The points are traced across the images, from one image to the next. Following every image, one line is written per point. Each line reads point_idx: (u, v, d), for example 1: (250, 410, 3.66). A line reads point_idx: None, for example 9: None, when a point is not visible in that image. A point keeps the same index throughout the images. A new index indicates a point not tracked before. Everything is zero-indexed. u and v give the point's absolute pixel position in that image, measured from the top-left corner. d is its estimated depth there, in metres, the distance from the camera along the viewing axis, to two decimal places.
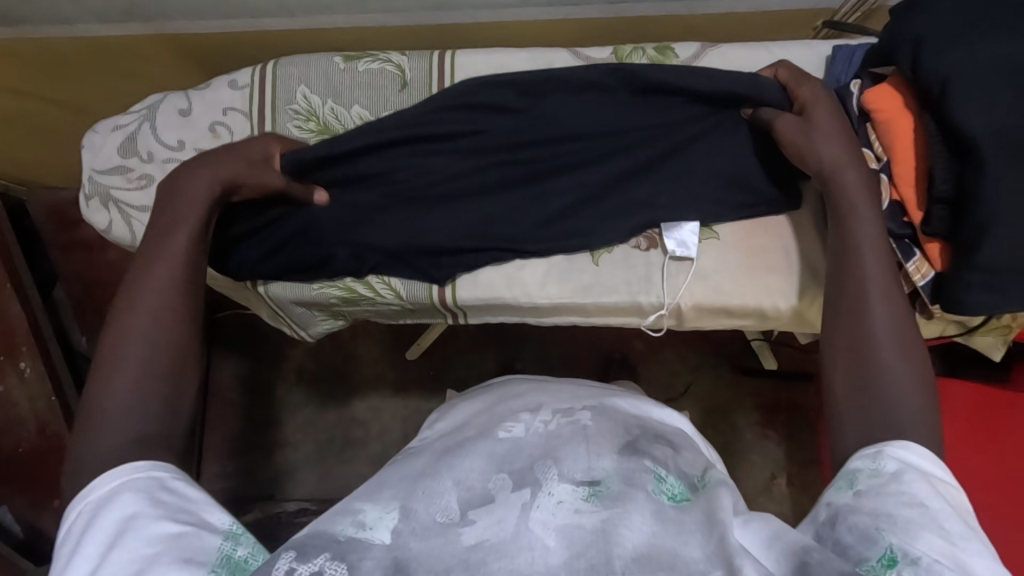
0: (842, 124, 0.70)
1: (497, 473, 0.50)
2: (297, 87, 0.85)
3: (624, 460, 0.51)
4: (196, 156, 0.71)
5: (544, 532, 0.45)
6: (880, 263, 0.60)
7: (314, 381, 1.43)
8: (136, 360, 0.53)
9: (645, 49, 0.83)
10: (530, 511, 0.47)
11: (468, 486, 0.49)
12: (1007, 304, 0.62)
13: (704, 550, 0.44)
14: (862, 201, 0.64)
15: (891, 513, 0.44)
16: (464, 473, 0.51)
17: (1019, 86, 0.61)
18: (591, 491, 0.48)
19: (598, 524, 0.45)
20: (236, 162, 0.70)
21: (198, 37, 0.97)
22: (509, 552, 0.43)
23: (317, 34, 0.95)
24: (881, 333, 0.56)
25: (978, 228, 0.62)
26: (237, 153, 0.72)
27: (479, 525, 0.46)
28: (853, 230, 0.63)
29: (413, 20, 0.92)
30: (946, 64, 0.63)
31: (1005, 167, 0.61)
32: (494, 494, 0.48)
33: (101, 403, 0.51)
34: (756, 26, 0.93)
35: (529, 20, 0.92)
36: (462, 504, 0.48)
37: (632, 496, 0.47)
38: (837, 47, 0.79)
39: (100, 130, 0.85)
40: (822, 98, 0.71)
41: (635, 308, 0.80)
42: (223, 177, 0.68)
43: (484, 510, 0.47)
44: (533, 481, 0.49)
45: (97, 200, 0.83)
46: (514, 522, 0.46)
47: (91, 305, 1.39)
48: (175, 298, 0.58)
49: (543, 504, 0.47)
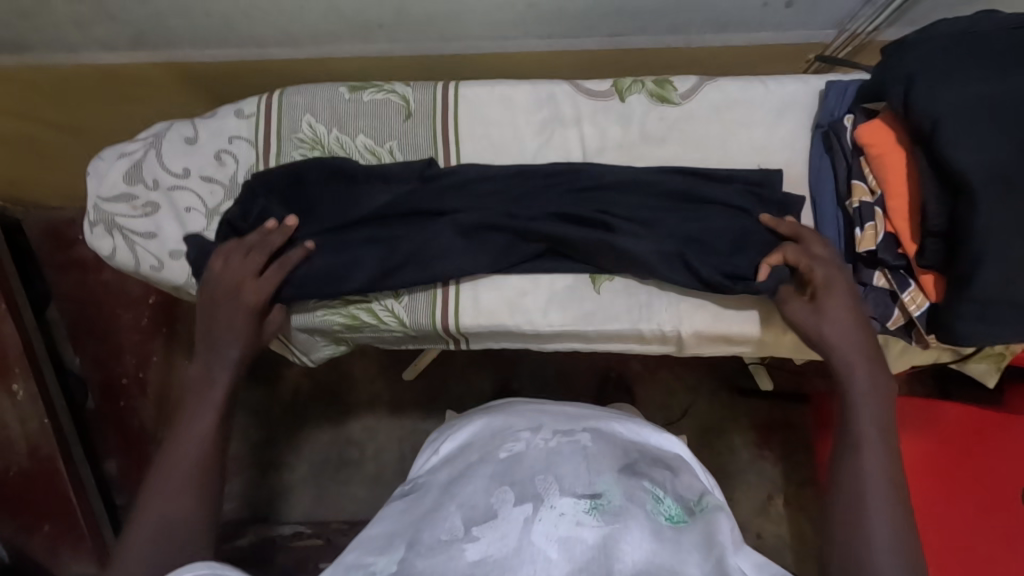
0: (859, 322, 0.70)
1: (499, 487, 0.52)
2: (302, 116, 0.86)
3: (625, 478, 0.53)
4: (206, 309, 0.76)
5: (546, 544, 0.46)
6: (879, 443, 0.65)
7: (310, 403, 1.42)
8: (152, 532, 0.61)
9: (645, 82, 0.84)
10: (533, 524, 0.47)
11: (472, 505, 0.50)
12: (999, 335, 0.64)
13: (700, 568, 0.45)
14: (863, 372, 0.68)
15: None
16: (467, 495, 0.52)
17: (1007, 127, 0.64)
18: (593, 504, 0.49)
19: (598, 539, 0.46)
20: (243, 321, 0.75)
21: (203, 64, 0.98)
22: (513, 566, 0.44)
23: (320, 64, 0.97)
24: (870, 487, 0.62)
25: (971, 261, 0.63)
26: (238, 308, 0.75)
27: (483, 542, 0.46)
28: (857, 416, 0.67)
29: (418, 50, 0.94)
30: (936, 104, 0.65)
31: (995, 204, 0.62)
32: (497, 509, 0.49)
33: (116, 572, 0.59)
34: (752, 59, 0.95)
35: (530, 51, 0.94)
36: (466, 520, 0.49)
37: (631, 511, 0.49)
38: (828, 82, 0.81)
39: (106, 157, 0.86)
40: (831, 286, 0.71)
41: (636, 335, 0.81)
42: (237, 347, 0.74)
43: (488, 527, 0.48)
44: (534, 494, 0.50)
45: (100, 226, 0.83)
46: (516, 536, 0.46)
47: (85, 325, 1.38)
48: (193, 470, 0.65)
49: (545, 517, 0.48)
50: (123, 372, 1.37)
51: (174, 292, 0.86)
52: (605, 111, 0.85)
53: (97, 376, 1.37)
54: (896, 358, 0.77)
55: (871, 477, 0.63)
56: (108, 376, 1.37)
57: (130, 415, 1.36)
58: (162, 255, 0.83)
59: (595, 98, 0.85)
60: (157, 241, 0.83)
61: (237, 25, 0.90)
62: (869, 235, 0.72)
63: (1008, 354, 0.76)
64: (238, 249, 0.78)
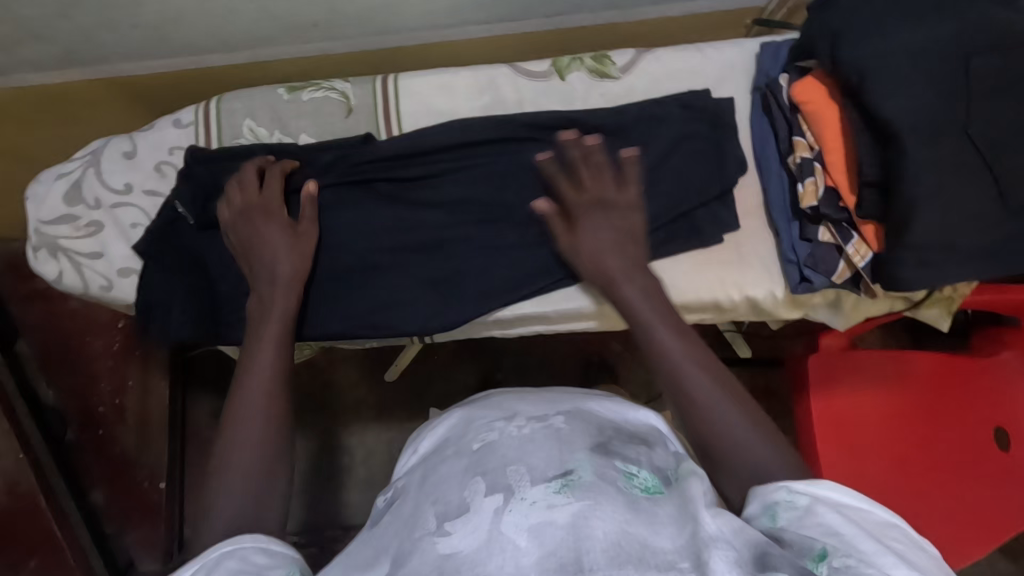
0: (623, 243, 0.70)
1: (471, 479, 0.51)
2: (243, 122, 0.85)
3: (596, 457, 0.52)
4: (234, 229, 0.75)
5: (516, 533, 0.45)
6: (702, 375, 0.60)
7: (293, 412, 1.41)
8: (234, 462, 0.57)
9: (583, 60, 0.84)
10: (503, 515, 0.47)
11: (446, 502, 0.50)
12: (941, 277, 0.65)
13: (674, 542, 0.44)
14: (661, 322, 0.64)
15: (829, 521, 0.46)
16: (443, 494, 0.52)
17: (929, 75, 0.65)
18: (564, 483, 0.48)
19: (569, 518, 0.45)
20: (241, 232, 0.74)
21: (142, 76, 0.96)
22: (480, 559, 0.44)
23: (261, 67, 0.95)
24: (734, 429, 0.57)
25: (905, 209, 0.64)
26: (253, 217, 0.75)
27: (454, 536, 0.47)
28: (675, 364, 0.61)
29: (356, 46, 0.93)
30: (861, 56, 0.66)
31: (925, 151, 0.64)
32: (469, 502, 0.49)
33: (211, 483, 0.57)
34: (691, 29, 0.95)
35: (470, 39, 0.93)
36: (440, 516, 0.49)
37: (602, 488, 0.48)
38: (762, 45, 0.82)
39: (44, 179, 0.84)
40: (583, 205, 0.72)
41: (595, 313, 0.81)
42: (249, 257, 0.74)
43: (460, 521, 0.48)
44: (505, 485, 0.49)
45: (44, 250, 0.82)
46: (485, 527, 0.46)
47: (54, 356, 1.36)
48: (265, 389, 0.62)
49: (515, 507, 0.47)
50: (99, 400, 1.35)
51: (128, 311, 0.84)
52: (548, 91, 0.84)
53: (73, 405, 1.35)
54: (851, 312, 0.79)
55: (728, 416, 0.58)
56: (84, 405, 1.35)
57: (111, 442, 1.34)
58: (110, 274, 0.82)
59: (536, 79, 0.85)
60: (104, 261, 0.82)
61: (170, 33, 0.87)
62: (810, 190, 0.72)
63: (957, 299, 0.78)
64: (239, 185, 0.77)
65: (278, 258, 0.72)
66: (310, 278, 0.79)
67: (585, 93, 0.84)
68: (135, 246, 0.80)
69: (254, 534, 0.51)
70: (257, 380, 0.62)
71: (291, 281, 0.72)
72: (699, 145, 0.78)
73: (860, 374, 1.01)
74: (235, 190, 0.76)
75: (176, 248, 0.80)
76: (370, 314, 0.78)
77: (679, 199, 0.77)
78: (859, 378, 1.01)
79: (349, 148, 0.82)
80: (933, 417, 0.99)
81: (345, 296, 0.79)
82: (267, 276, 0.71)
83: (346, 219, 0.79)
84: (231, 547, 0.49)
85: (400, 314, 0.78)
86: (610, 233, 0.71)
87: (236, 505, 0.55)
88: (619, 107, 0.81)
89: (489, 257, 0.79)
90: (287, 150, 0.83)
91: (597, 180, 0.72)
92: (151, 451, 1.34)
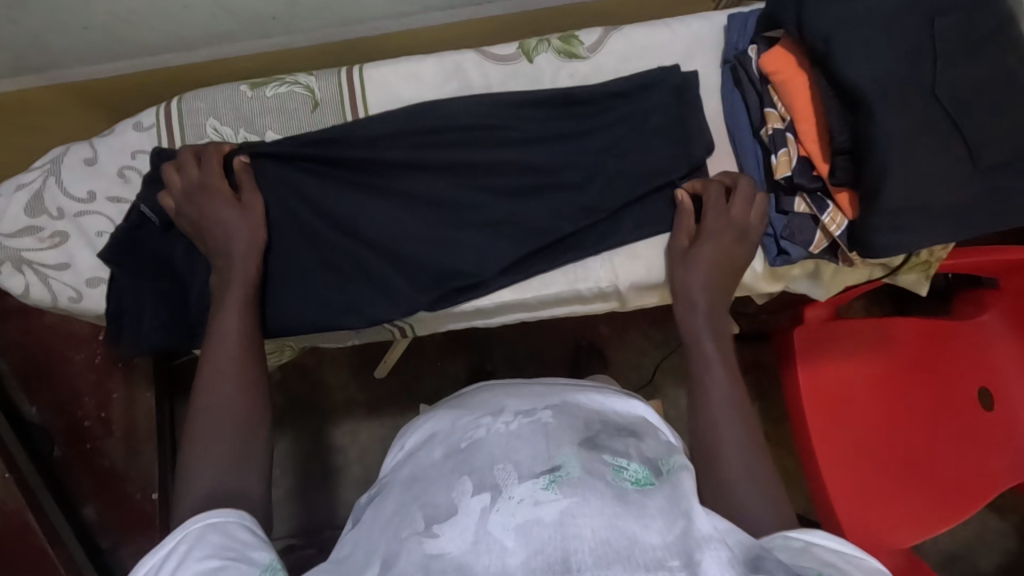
0: (728, 266, 0.73)
1: (458, 479, 0.50)
2: (206, 121, 0.83)
3: (584, 452, 0.51)
4: (179, 206, 0.74)
5: (502, 533, 0.45)
6: (730, 401, 0.63)
7: (283, 415, 1.40)
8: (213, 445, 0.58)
9: (550, 41, 0.82)
10: (489, 515, 0.47)
11: (433, 503, 0.49)
12: (915, 242, 0.65)
13: (663, 537, 0.45)
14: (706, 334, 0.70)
15: (825, 560, 0.47)
16: (429, 494, 0.51)
17: (893, 38, 0.64)
18: (551, 479, 0.48)
19: (556, 516, 0.45)
20: (191, 205, 0.73)
21: (100, 81, 0.93)
22: (468, 563, 0.44)
23: (223, 65, 0.93)
24: (733, 452, 0.60)
25: (877, 175, 0.64)
26: (201, 192, 0.73)
27: (442, 537, 0.46)
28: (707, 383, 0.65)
29: (319, 38, 0.90)
30: (826, 21, 0.65)
31: (894, 115, 0.64)
32: (457, 503, 0.48)
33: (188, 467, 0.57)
34: (658, 5, 0.94)
35: (434, 25, 0.91)
36: (427, 517, 0.48)
37: (590, 484, 0.48)
38: (730, 15, 0.81)
39: (3, 191, 0.81)
40: (722, 222, 0.73)
41: (576, 296, 0.80)
42: (201, 232, 0.73)
43: (447, 522, 0.47)
44: (493, 484, 0.49)
45: (8, 264, 0.79)
46: (473, 529, 0.46)
47: (32, 373, 1.33)
48: (236, 379, 0.63)
49: (502, 507, 0.47)
50: (82, 415, 1.32)
51: (100, 322, 0.82)
52: (516, 75, 0.83)
53: (57, 422, 1.32)
54: (830, 281, 0.79)
55: (734, 443, 0.60)
56: (68, 421, 1.32)
57: (98, 456, 1.32)
58: (79, 285, 0.80)
59: (503, 63, 0.83)
60: (71, 271, 0.80)
61: (123, 35, 0.85)
62: (783, 161, 0.72)
63: (934, 261, 0.78)
64: (178, 167, 0.75)
65: (230, 238, 0.72)
66: (286, 277, 0.78)
67: (554, 75, 0.82)
68: (99, 254, 0.77)
69: (238, 512, 0.51)
70: (230, 363, 0.64)
71: (249, 252, 0.73)
72: (673, 122, 0.78)
73: (844, 345, 1.02)
74: (173, 174, 0.75)
75: (144, 254, 0.78)
76: (348, 310, 0.77)
77: (651, 178, 0.77)
78: (843, 348, 1.02)
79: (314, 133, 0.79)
80: (921, 383, 1.00)
81: (322, 294, 0.77)
82: (224, 255, 0.72)
83: (318, 214, 0.78)
84: (215, 520, 0.49)
85: (381, 309, 0.77)
86: (720, 251, 0.73)
87: (212, 486, 0.56)
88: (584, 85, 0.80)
89: (466, 247, 0.78)
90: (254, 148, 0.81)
91: (746, 208, 0.73)
92: (140, 463, 1.33)
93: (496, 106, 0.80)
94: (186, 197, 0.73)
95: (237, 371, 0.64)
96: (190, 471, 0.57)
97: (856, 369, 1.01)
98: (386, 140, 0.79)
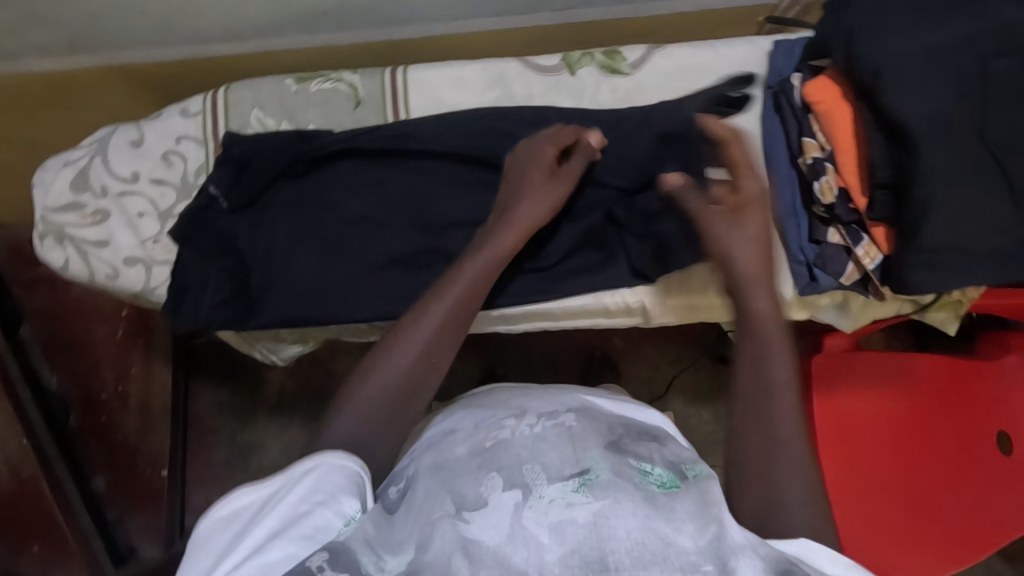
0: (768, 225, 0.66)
1: (487, 474, 0.51)
2: (250, 111, 0.85)
3: (611, 455, 0.52)
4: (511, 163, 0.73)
5: (538, 531, 0.45)
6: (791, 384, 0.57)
7: (295, 404, 1.41)
8: (383, 386, 0.59)
9: (594, 54, 0.83)
10: (523, 511, 0.46)
11: (462, 493, 0.50)
12: (953, 282, 0.64)
13: (695, 541, 0.44)
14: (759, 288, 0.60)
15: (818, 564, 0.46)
16: (457, 484, 0.51)
17: (945, 75, 0.64)
18: (581, 482, 0.48)
19: (589, 518, 0.45)
20: (539, 167, 0.71)
21: (147, 65, 0.95)
22: (506, 556, 0.44)
23: (270, 57, 0.95)
24: (785, 436, 0.55)
25: (917, 210, 0.64)
26: (543, 160, 0.72)
27: (476, 527, 0.46)
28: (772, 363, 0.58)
29: (366, 37, 0.92)
30: (877, 54, 0.65)
31: (938, 152, 0.63)
32: (486, 497, 0.49)
33: (355, 395, 0.59)
34: (702, 26, 0.94)
35: (479, 31, 0.93)
36: (458, 504, 0.49)
37: (621, 485, 0.48)
38: (776, 41, 0.81)
39: (51, 166, 0.84)
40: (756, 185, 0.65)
41: (602, 309, 0.81)
42: (530, 185, 0.71)
43: (480, 513, 0.47)
44: (524, 484, 0.49)
45: (51, 238, 0.81)
46: (509, 523, 0.46)
47: (58, 343, 1.36)
48: (439, 336, 0.62)
49: (534, 505, 0.47)
50: (102, 387, 1.35)
51: (134, 300, 0.84)
52: (557, 86, 0.84)
53: (76, 393, 1.35)
54: (858, 314, 0.79)
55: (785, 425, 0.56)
56: (88, 392, 1.35)
57: (113, 429, 1.34)
58: (117, 262, 0.81)
59: (546, 73, 0.84)
60: (110, 249, 0.81)
61: (174, 21, 0.87)
62: (826, 187, 0.72)
63: (965, 301, 0.78)
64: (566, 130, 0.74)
65: (526, 202, 0.69)
66: (319, 269, 0.78)
67: (596, 87, 0.83)
68: (169, 232, 0.80)
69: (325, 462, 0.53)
70: (433, 318, 0.62)
71: (526, 229, 0.69)
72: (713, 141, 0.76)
73: (858, 376, 1.03)
74: (571, 135, 0.74)
75: (208, 234, 0.80)
76: (377, 306, 0.78)
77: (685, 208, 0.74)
78: (864, 378, 1.03)
79: (357, 134, 0.81)
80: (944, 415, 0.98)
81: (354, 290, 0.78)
82: (507, 221, 0.68)
83: (351, 208, 0.79)
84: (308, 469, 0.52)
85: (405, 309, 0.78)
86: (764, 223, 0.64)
87: (359, 430, 0.58)
88: (624, 103, 0.81)
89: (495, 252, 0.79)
90: (297, 137, 0.82)
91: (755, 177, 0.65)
92: (153, 440, 1.35)
93: (537, 123, 0.81)
94: (519, 156, 0.73)
95: (443, 322, 0.62)
96: (349, 413, 0.58)
97: (866, 407, 1.02)
98: (424, 142, 0.80)
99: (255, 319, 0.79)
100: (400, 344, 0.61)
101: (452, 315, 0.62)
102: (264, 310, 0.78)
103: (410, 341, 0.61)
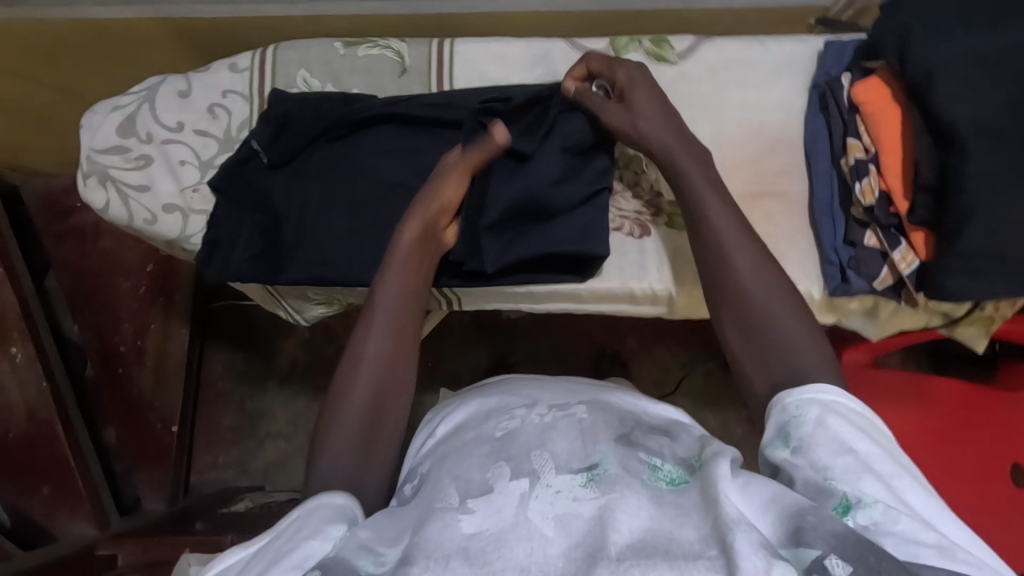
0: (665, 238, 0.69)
1: (495, 463, 0.51)
2: (297, 71, 0.86)
3: (620, 449, 0.51)
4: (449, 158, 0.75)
5: (543, 521, 0.44)
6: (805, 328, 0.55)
7: (308, 372, 1.43)
8: (345, 419, 0.58)
9: (641, 41, 0.83)
10: (528, 501, 0.46)
11: (468, 480, 0.50)
12: (988, 291, 0.64)
13: (699, 531, 0.42)
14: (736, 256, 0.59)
15: (844, 442, 0.46)
16: (464, 471, 0.52)
17: (1000, 81, 0.64)
18: (589, 476, 0.47)
19: (596, 511, 0.44)
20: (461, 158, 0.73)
21: (197, 21, 0.97)
22: (506, 541, 0.43)
23: (318, 22, 0.96)
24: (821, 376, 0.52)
25: (959, 215, 0.63)
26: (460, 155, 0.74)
27: (478, 515, 0.46)
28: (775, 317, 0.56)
29: (414, 8, 0.93)
30: (931, 56, 0.65)
31: (986, 157, 0.63)
32: (492, 484, 0.49)
33: (326, 439, 0.58)
34: (749, 24, 0.94)
35: (527, 11, 0.93)
36: (462, 493, 0.49)
37: (627, 480, 0.47)
38: (828, 41, 0.81)
39: (99, 110, 0.85)
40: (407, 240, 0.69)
41: (627, 295, 0.82)
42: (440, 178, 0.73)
43: (483, 500, 0.47)
44: (530, 470, 0.49)
45: (94, 177, 0.83)
46: (510, 510, 0.45)
47: (81, 293, 1.38)
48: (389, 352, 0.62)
49: (540, 494, 0.46)
50: (120, 339, 1.36)
51: (167, 247, 0.86)
52: None
53: (94, 343, 1.36)
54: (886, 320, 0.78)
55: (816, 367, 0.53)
56: (105, 344, 1.36)
57: (127, 381, 1.34)
58: (155, 208, 0.83)
59: None
60: (150, 195, 0.83)
61: None
62: (867, 189, 0.71)
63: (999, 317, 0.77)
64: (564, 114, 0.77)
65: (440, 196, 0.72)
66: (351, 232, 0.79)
67: None
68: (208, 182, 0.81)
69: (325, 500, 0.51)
70: (379, 337, 0.63)
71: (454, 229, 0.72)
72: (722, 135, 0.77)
73: (880, 390, 1.00)
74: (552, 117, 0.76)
75: (244, 188, 0.81)
76: None
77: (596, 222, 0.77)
78: (887, 392, 1.00)
79: (399, 100, 0.82)
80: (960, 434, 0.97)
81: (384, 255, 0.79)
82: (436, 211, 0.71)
83: (388, 174, 0.80)
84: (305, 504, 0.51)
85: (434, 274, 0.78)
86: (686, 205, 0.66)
87: (340, 469, 0.55)
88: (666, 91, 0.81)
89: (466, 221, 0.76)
90: (341, 99, 0.83)
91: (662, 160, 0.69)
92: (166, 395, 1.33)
93: None
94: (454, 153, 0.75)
95: (389, 332, 0.63)
96: (323, 454, 0.57)
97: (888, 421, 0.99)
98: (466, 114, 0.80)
99: (284, 274, 0.79)
100: (350, 368, 0.61)
101: (398, 321, 0.64)
102: (292, 266, 0.79)
103: (363, 362, 0.61)
